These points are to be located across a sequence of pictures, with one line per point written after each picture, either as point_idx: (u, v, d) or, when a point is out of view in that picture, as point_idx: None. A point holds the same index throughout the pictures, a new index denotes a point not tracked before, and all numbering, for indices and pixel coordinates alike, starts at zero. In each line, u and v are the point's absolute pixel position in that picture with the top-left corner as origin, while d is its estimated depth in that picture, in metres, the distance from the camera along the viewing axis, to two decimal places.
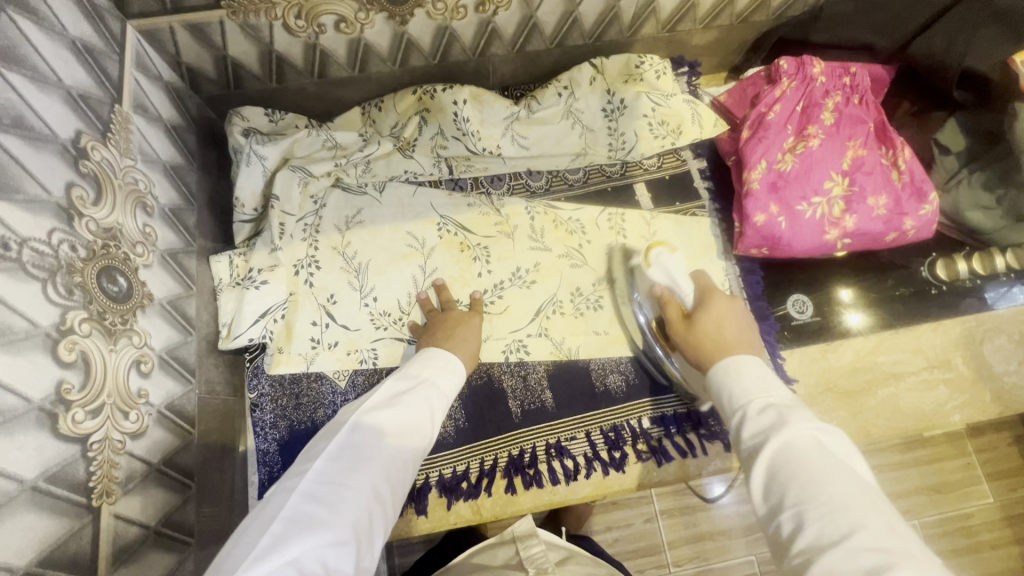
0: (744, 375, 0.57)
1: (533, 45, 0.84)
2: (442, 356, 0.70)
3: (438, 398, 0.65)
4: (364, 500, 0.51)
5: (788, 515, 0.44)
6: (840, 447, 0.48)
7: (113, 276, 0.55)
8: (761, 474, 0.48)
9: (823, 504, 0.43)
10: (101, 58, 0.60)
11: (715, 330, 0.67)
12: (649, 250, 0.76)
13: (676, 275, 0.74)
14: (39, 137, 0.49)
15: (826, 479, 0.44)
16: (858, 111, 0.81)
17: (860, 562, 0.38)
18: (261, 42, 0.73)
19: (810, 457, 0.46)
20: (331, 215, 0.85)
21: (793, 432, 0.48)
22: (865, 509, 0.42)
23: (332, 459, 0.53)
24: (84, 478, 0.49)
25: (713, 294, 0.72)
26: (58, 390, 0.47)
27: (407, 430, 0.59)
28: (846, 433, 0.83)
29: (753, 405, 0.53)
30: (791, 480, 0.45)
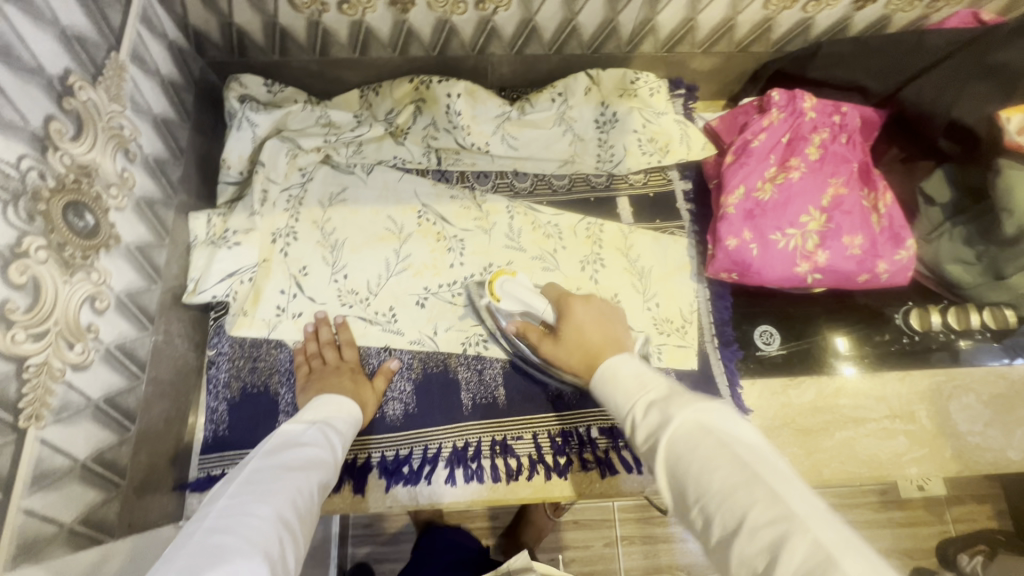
0: (625, 375, 0.57)
1: (531, 49, 0.86)
2: (333, 398, 0.70)
3: (334, 436, 0.65)
4: (275, 527, 0.48)
5: (698, 511, 0.42)
6: (722, 411, 0.46)
7: (80, 212, 0.58)
8: (666, 476, 0.46)
9: (718, 493, 0.41)
10: (105, 7, 0.63)
11: (587, 339, 0.68)
12: (492, 282, 0.78)
13: (524, 296, 0.77)
14: (26, 67, 0.52)
15: (714, 463, 0.42)
16: (843, 150, 0.81)
17: (759, 545, 0.37)
18: (265, 13, 0.76)
19: (693, 435, 0.45)
20: (316, 189, 0.87)
21: (677, 420, 0.47)
22: (753, 481, 0.40)
23: (230, 500, 0.50)
24: (15, 398, 0.50)
25: (566, 299, 0.74)
26: (1, 307, 0.48)
27: (311, 464, 0.58)
28: (799, 470, 0.81)
29: (637, 408, 0.52)
30: (684, 475, 0.44)
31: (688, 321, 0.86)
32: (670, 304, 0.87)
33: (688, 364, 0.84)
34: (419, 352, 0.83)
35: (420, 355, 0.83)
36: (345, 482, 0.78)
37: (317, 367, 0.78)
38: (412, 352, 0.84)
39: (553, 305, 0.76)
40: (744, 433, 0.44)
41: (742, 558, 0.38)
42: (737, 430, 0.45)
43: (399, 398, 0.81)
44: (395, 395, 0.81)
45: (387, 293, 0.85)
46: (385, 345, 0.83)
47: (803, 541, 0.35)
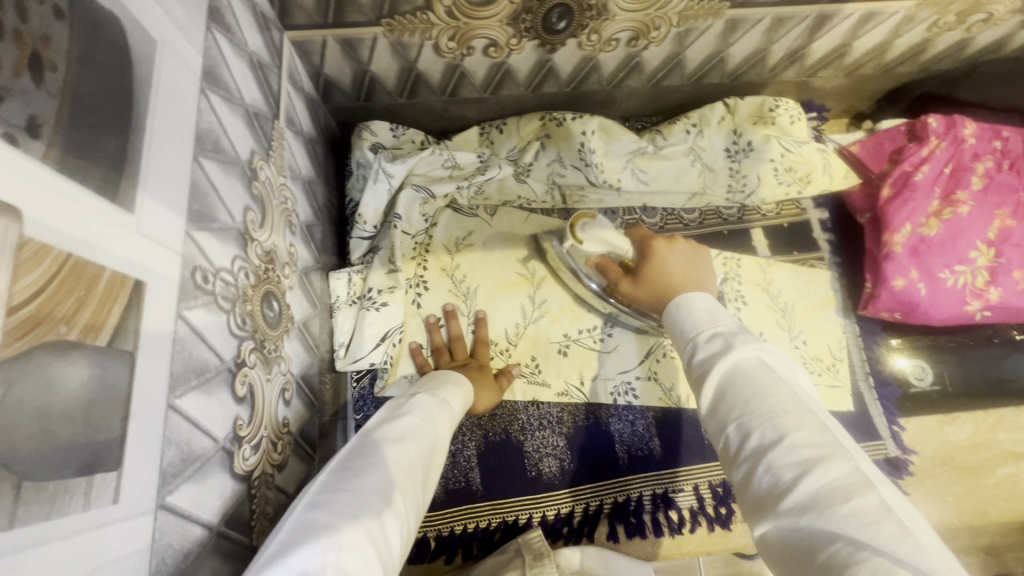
0: (700, 306, 0.55)
1: (670, 80, 0.82)
2: (454, 376, 0.69)
3: (433, 400, 0.61)
4: (371, 497, 0.45)
5: (737, 426, 0.44)
6: (783, 360, 0.48)
7: (270, 302, 0.54)
8: (714, 395, 0.48)
9: (767, 411, 0.43)
10: (267, 72, 0.59)
11: (667, 274, 0.64)
12: (576, 219, 0.71)
13: (609, 237, 0.69)
14: (228, 159, 0.47)
15: (769, 390, 0.44)
16: (1011, 178, 0.77)
17: (795, 458, 0.39)
18: (405, 60, 0.71)
19: (756, 365, 0.47)
20: (441, 235, 0.84)
21: (742, 351, 0.48)
22: (802, 413, 0.42)
23: (333, 472, 0.48)
24: (248, 516, 0.47)
25: (655, 242, 0.67)
26: (234, 427, 0.45)
27: (412, 433, 0.54)
28: (962, 511, 0.79)
29: (703, 333, 0.52)
30: (734, 397, 0.46)
31: (838, 359, 0.83)
32: (817, 341, 0.84)
33: (844, 406, 0.81)
34: (568, 404, 0.80)
35: (569, 408, 0.80)
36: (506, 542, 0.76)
37: (447, 363, 0.77)
38: (560, 405, 0.80)
39: (636, 249, 0.69)
40: (800, 381, 0.47)
41: (773, 461, 0.40)
42: (796, 378, 0.47)
43: (553, 453, 0.78)
44: (549, 451, 0.78)
45: (527, 343, 0.82)
46: (532, 400, 0.80)
47: (842, 464, 0.38)
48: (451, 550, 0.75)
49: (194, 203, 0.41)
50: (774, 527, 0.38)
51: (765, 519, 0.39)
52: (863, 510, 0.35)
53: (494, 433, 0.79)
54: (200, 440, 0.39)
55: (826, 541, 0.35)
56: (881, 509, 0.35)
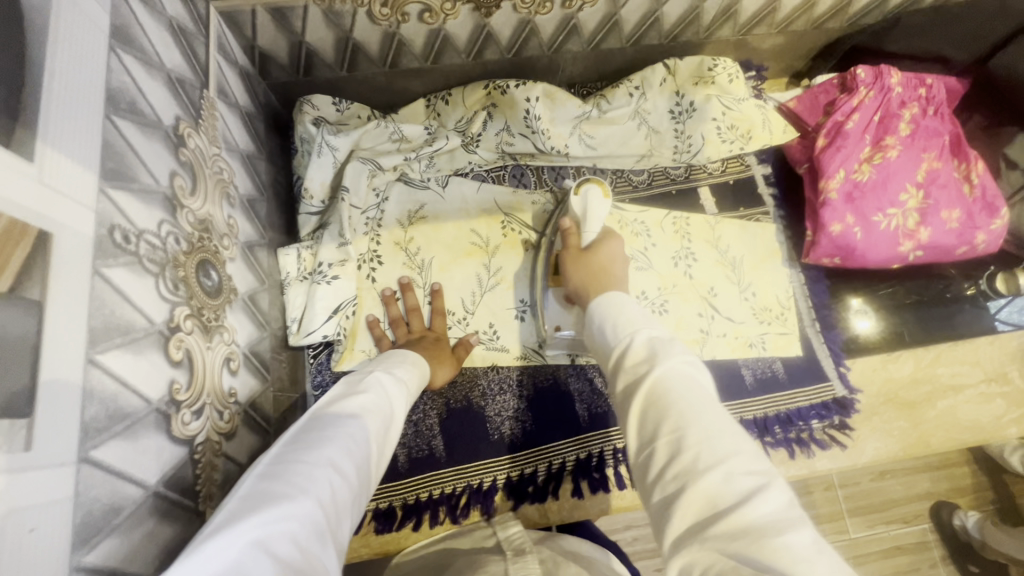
0: (629, 309, 0.54)
1: (609, 43, 0.83)
2: (400, 353, 0.67)
3: (393, 379, 0.59)
4: (326, 473, 0.44)
5: (664, 444, 0.42)
6: (710, 380, 0.47)
7: (207, 270, 0.53)
8: (639, 410, 0.45)
9: (700, 430, 0.41)
10: (192, 39, 0.57)
11: (606, 261, 0.68)
12: (584, 180, 0.73)
13: (592, 211, 0.72)
14: (148, 122, 0.46)
15: (703, 406, 0.43)
16: (934, 124, 0.81)
17: (732, 486, 0.38)
18: (340, 29, 0.71)
19: (690, 382, 0.45)
20: (393, 210, 0.83)
21: (672, 365, 0.46)
22: (734, 437, 0.41)
23: (287, 444, 0.47)
24: (192, 482, 0.46)
25: (612, 237, 0.71)
26: (170, 390, 0.44)
27: (371, 409, 0.53)
28: (906, 443, 0.83)
29: (635, 336, 0.50)
30: (668, 411, 0.43)
31: (786, 308, 0.86)
32: (766, 292, 0.86)
33: (793, 351, 0.84)
34: (527, 368, 0.81)
35: (528, 370, 0.81)
36: (473, 505, 0.77)
37: (404, 336, 0.77)
38: (519, 368, 0.81)
39: (597, 237, 0.72)
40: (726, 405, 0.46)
41: (707, 491, 0.38)
42: (720, 399, 0.46)
43: (514, 416, 0.80)
44: (510, 414, 0.80)
45: (485, 311, 0.81)
46: (491, 365, 0.80)
47: (775, 495, 0.37)
48: (418, 517, 0.75)
49: (108, 161, 0.40)
50: (694, 560, 0.36)
51: (687, 551, 0.37)
52: (794, 546, 0.34)
53: (455, 401, 0.79)
54: (128, 398, 0.39)
55: None
56: (811, 547, 0.34)
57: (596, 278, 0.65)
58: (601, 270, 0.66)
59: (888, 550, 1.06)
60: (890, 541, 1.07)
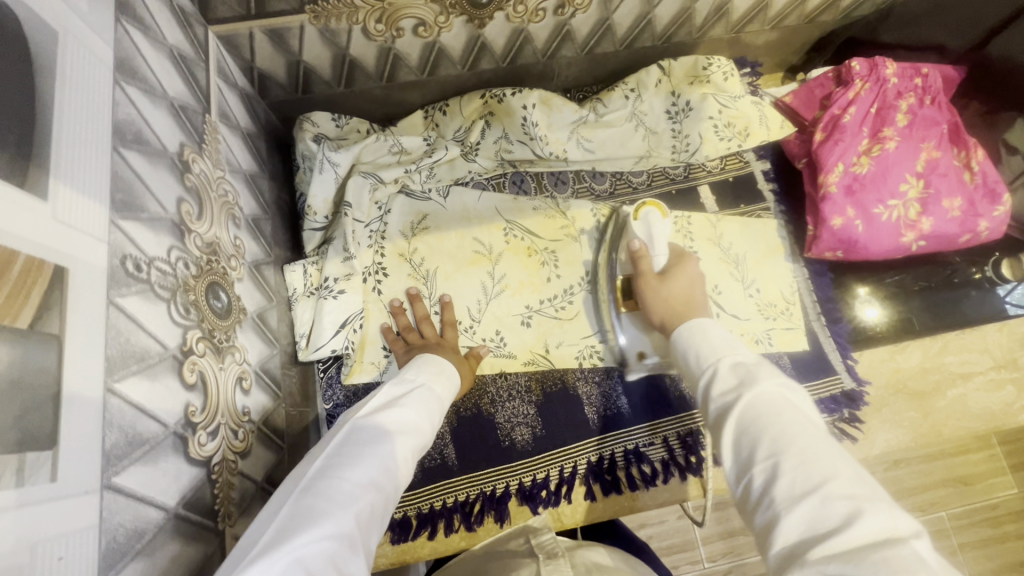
0: (711, 336, 0.57)
1: (603, 47, 0.84)
2: (433, 360, 0.67)
3: (430, 395, 0.60)
4: (366, 494, 0.44)
5: (760, 469, 0.42)
6: (807, 403, 0.47)
7: (217, 292, 0.54)
8: (732, 435, 0.46)
9: (795, 452, 0.41)
10: (192, 66, 0.58)
11: (686, 289, 0.69)
12: (639, 205, 0.77)
13: (656, 235, 0.75)
14: (153, 150, 0.47)
15: (794, 428, 0.43)
16: (932, 112, 0.81)
17: (829, 508, 0.37)
18: (337, 46, 0.72)
19: (784, 404, 0.46)
20: (396, 221, 0.84)
21: (762, 389, 0.47)
22: (836, 461, 0.40)
23: (330, 456, 0.47)
24: (211, 502, 0.47)
25: (684, 259, 0.74)
26: (186, 413, 0.45)
27: (407, 427, 0.53)
28: (919, 433, 0.83)
29: (724, 363, 0.52)
30: (761, 432, 0.44)
31: (791, 302, 0.86)
32: (770, 288, 0.86)
33: (800, 346, 0.84)
34: (535, 373, 0.82)
35: (536, 375, 0.82)
36: (487, 512, 0.77)
37: (416, 341, 0.76)
38: (526, 374, 0.82)
39: (666, 260, 0.75)
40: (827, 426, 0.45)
41: (806, 513, 0.38)
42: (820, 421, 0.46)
43: (524, 422, 0.80)
44: (520, 420, 0.80)
45: (491, 317, 0.82)
46: (499, 372, 0.81)
47: (875, 515, 0.36)
48: (432, 525, 0.76)
49: (117, 192, 0.41)
50: None
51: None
52: (895, 559, 0.33)
53: (465, 409, 0.80)
54: (146, 424, 0.40)
55: None
56: (912, 562, 0.33)
57: (681, 308, 0.66)
58: (685, 302, 0.67)
59: None
60: None
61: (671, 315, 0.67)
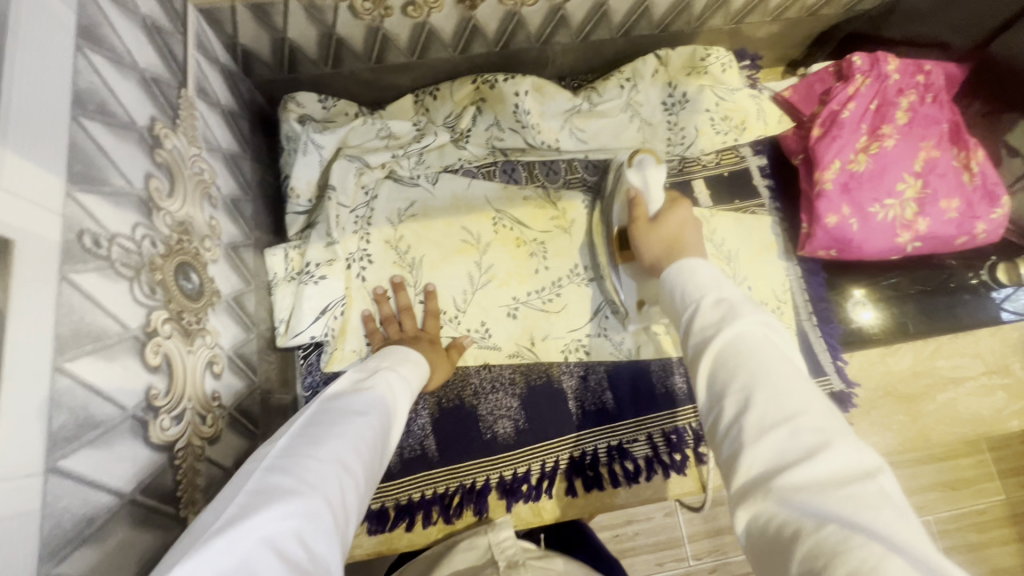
0: (702, 273, 0.51)
1: (598, 34, 0.82)
2: (401, 350, 0.65)
3: (399, 377, 0.58)
4: (335, 470, 0.42)
5: (731, 402, 0.40)
6: (785, 339, 0.45)
7: (187, 273, 0.52)
8: (707, 370, 0.44)
9: (769, 388, 0.39)
10: (168, 38, 0.56)
11: (677, 231, 0.64)
12: (634, 152, 0.71)
13: (652, 182, 0.69)
14: (119, 122, 0.45)
15: (772, 363, 0.41)
16: (933, 111, 0.80)
17: (799, 442, 0.36)
18: (322, 24, 0.70)
19: (765, 340, 0.43)
20: (382, 208, 0.81)
21: (743, 324, 0.44)
22: (811, 394, 0.39)
23: (293, 438, 0.45)
24: (173, 488, 0.46)
25: (678, 204, 0.67)
26: (147, 396, 0.43)
27: (378, 409, 0.52)
28: (905, 438, 0.82)
29: (707, 298, 0.48)
30: (738, 365, 0.42)
31: (783, 302, 0.84)
32: (762, 286, 0.84)
33: None
34: (519, 365, 0.80)
35: (520, 368, 0.80)
36: (465, 506, 0.76)
37: (396, 333, 0.75)
38: (511, 366, 0.80)
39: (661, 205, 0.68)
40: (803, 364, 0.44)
41: (774, 445, 0.36)
42: (795, 355, 0.44)
43: (507, 415, 0.79)
44: (503, 413, 0.79)
45: (477, 308, 0.80)
46: (483, 363, 0.79)
47: (844, 448, 0.35)
48: (410, 517, 0.75)
49: (76, 164, 0.40)
50: (760, 512, 0.35)
51: (753, 503, 0.35)
52: (861, 495, 0.32)
53: (447, 400, 0.78)
54: (100, 406, 0.38)
55: (817, 528, 0.31)
56: (881, 497, 0.32)
57: (670, 252, 0.61)
58: (672, 243, 0.62)
59: None
60: None
61: (659, 258, 0.62)
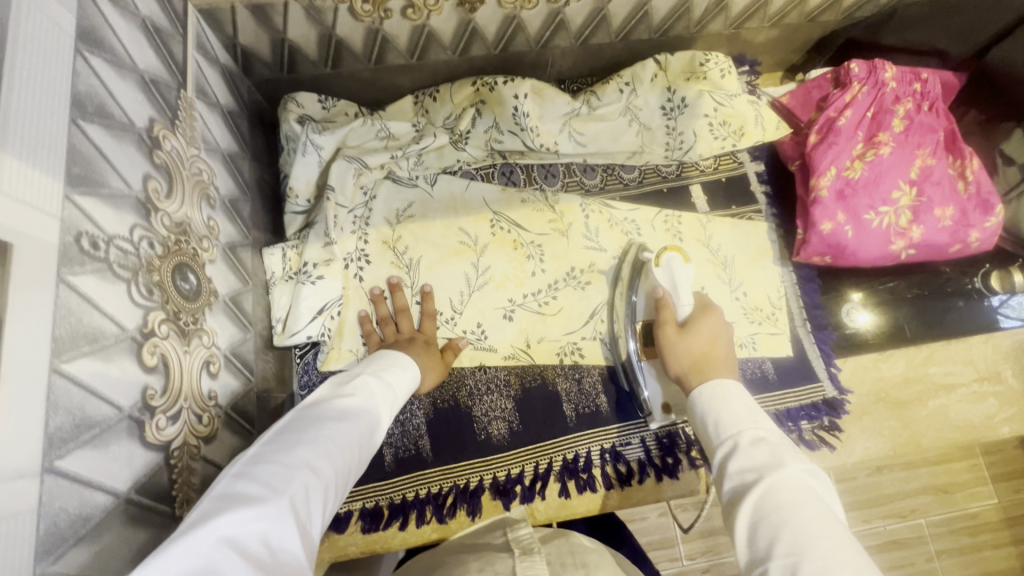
0: (734, 399, 0.55)
1: (597, 38, 0.82)
2: (389, 354, 0.65)
3: (380, 382, 0.59)
4: (301, 474, 0.43)
5: (777, 564, 0.42)
6: (824, 489, 0.47)
7: (185, 274, 0.52)
8: (747, 520, 0.45)
9: (816, 553, 0.41)
10: (168, 39, 0.57)
11: (707, 345, 0.65)
12: (663, 251, 0.76)
13: (680, 281, 0.73)
14: (118, 124, 0.46)
15: (816, 524, 0.43)
16: (929, 119, 0.80)
17: None
18: (322, 24, 0.70)
19: (807, 494, 0.45)
20: (381, 207, 0.82)
21: (785, 474, 0.46)
22: (858, 565, 0.40)
23: (265, 444, 0.46)
24: (168, 487, 0.46)
25: (708, 311, 0.70)
26: (143, 397, 0.43)
27: (355, 414, 0.52)
28: (897, 443, 0.83)
29: (744, 436, 0.51)
30: (783, 523, 0.43)
31: (777, 308, 0.84)
32: (757, 292, 0.85)
33: (783, 351, 0.82)
34: (515, 367, 0.81)
35: (516, 370, 0.81)
36: (459, 506, 0.77)
37: (393, 334, 0.76)
38: (507, 368, 0.81)
39: (690, 311, 0.71)
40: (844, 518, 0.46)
41: None
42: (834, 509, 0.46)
43: (502, 416, 0.79)
44: (497, 414, 0.79)
45: (473, 310, 0.81)
46: (479, 364, 0.80)
47: None
48: (404, 516, 0.76)
49: (74, 166, 0.40)
50: None
51: None
52: None
53: (442, 400, 0.79)
54: (97, 406, 0.39)
55: None
56: None
57: (699, 365, 0.63)
58: (702, 356, 0.63)
59: (883, 544, 1.06)
60: (886, 535, 1.07)
61: (687, 370, 0.63)
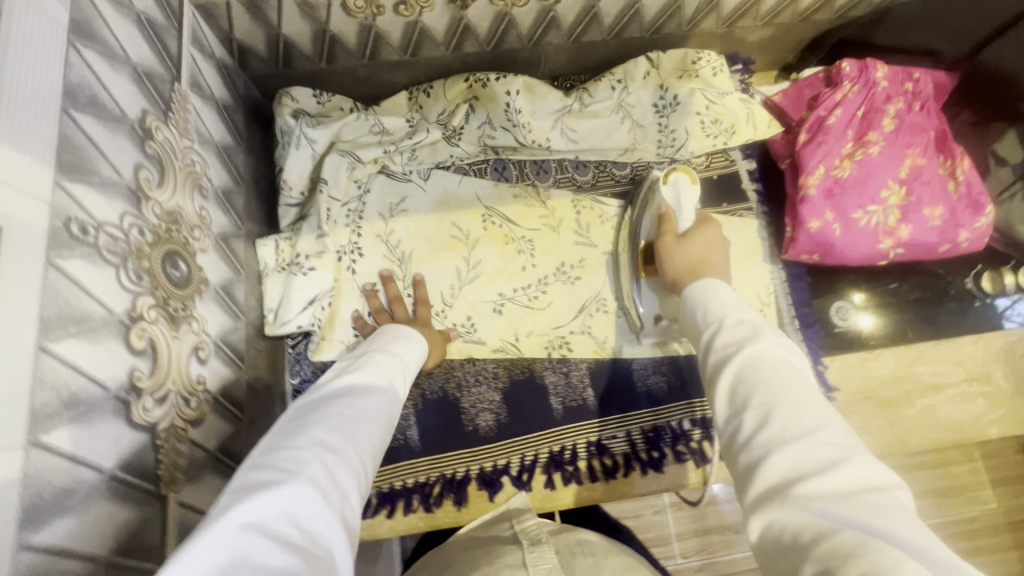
0: (722, 293, 0.54)
1: (590, 36, 0.83)
2: (395, 329, 0.67)
3: (383, 359, 0.58)
4: (319, 452, 0.41)
5: (751, 417, 0.42)
6: (804, 362, 0.47)
7: (176, 262, 0.54)
8: (725, 393, 0.45)
9: (788, 404, 0.41)
10: (162, 33, 0.58)
11: (702, 252, 0.66)
12: (670, 170, 0.74)
13: (684, 202, 0.73)
14: (111, 115, 0.47)
15: (789, 381, 0.43)
16: (920, 119, 0.80)
17: (817, 455, 0.38)
18: (316, 21, 0.72)
19: (784, 361, 0.45)
20: (375, 201, 0.83)
21: (765, 346, 0.46)
22: (826, 413, 0.41)
23: (275, 433, 0.44)
24: (154, 467, 0.48)
25: (708, 224, 0.70)
26: (130, 378, 0.45)
27: (364, 393, 0.51)
28: (884, 441, 0.83)
29: (728, 318, 0.50)
30: (759, 383, 0.43)
31: (766, 305, 0.85)
32: (746, 289, 0.85)
33: None
34: (503, 360, 0.82)
35: (504, 363, 0.82)
36: (446, 495, 0.78)
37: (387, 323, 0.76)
38: (495, 361, 0.82)
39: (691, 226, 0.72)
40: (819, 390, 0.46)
41: (791, 454, 0.38)
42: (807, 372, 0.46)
43: (489, 408, 0.80)
44: (485, 406, 0.80)
45: (463, 303, 0.82)
46: (468, 356, 0.81)
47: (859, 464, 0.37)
48: (392, 504, 0.77)
49: (65, 154, 0.42)
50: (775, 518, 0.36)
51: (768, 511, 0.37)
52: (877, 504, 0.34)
53: (431, 392, 0.80)
54: (84, 386, 0.40)
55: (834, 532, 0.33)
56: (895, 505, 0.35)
57: (694, 270, 0.64)
58: (699, 262, 0.65)
59: None
60: None
61: (682, 275, 0.65)
